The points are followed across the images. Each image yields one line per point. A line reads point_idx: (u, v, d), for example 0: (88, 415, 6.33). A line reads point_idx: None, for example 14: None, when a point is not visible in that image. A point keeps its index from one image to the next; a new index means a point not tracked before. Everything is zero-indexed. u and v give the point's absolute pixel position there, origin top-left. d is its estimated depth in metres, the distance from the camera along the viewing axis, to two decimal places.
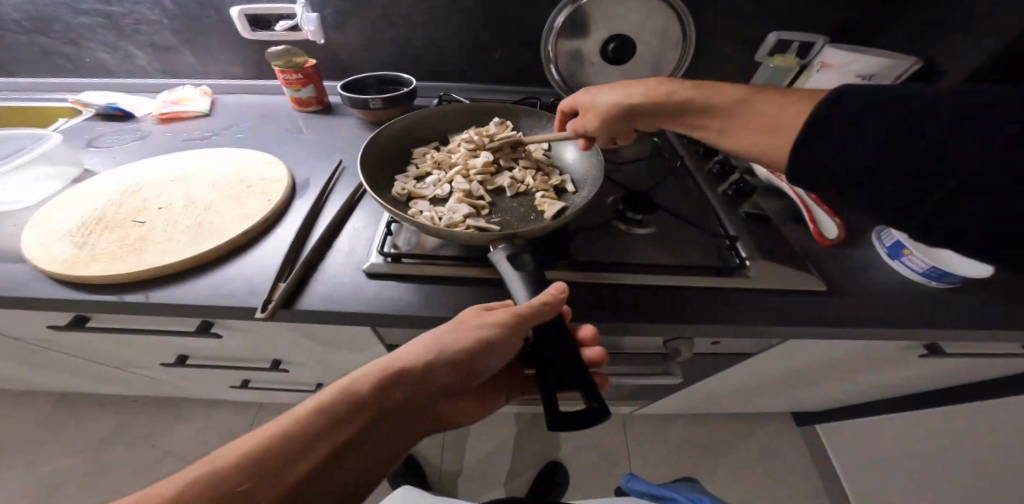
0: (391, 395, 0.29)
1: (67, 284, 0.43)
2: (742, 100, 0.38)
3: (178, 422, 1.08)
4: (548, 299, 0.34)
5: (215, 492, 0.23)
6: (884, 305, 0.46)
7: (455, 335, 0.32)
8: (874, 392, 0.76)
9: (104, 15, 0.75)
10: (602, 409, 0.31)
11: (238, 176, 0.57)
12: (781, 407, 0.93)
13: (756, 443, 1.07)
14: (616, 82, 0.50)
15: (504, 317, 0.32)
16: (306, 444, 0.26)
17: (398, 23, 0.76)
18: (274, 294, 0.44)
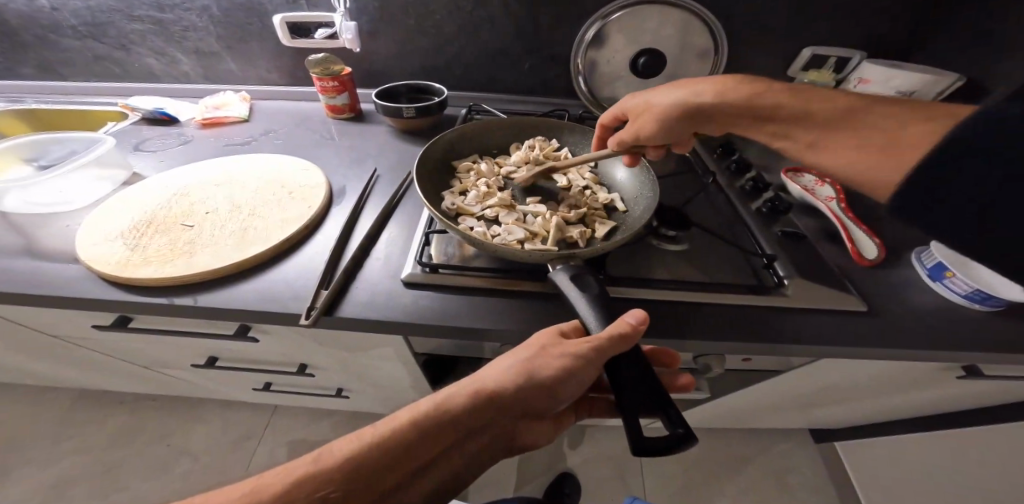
0: (471, 416, 0.33)
1: (119, 285, 0.45)
2: (843, 109, 0.35)
3: (193, 421, 1.08)
4: (625, 330, 0.34)
5: (341, 477, 0.30)
6: (925, 328, 0.46)
7: (531, 364, 0.34)
8: (895, 412, 0.76)
9: (154, 21, 0.77)
10: (690, 439, 0.30)
11: (278, 182, 0.59)
12: (797, 424, 0.93)
13: (770, 460, 1.06)
14: (676, 84, 0.50)
15: (577, 351, 0.33)
16: (402, 453, 0.31)
17: (434, 35, 0.78)
18: (317, 301, 0.44)
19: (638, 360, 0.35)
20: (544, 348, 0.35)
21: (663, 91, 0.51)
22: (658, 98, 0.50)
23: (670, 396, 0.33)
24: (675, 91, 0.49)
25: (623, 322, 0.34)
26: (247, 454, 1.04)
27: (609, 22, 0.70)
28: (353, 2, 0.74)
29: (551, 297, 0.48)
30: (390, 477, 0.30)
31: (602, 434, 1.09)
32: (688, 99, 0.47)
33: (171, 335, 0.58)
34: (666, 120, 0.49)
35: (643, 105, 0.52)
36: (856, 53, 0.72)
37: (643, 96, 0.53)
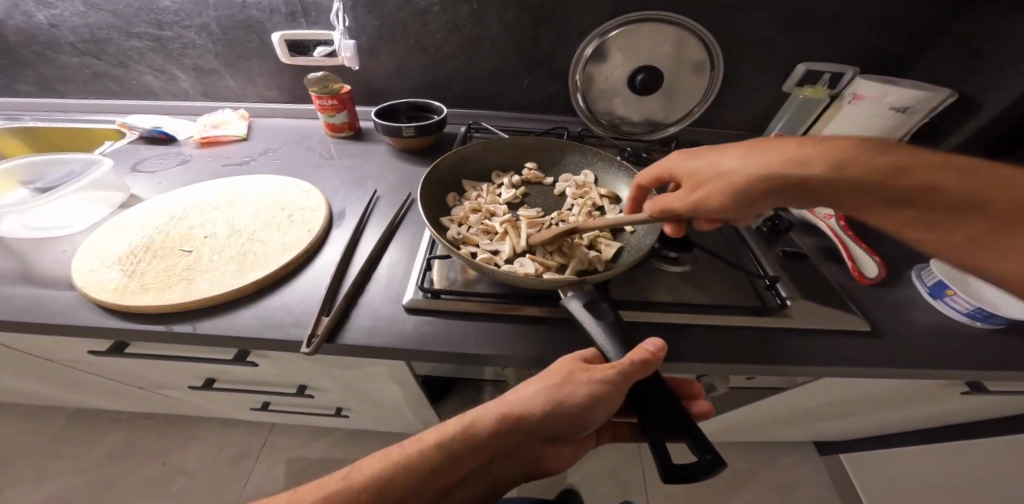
0: (497, 439, 0.32)
1: (116, 313, 0.45)
2: (996, 188, 0.31)
3: (191, 438, 1.06)
4: (648, 356, 0.33)
5: (370, 499, 0.30)
6: (926, 348, 0.46)
7: (556, 387, 0.34)
8: (901, 425, 0.76)
9: (153, 38, 0.76)
10: (719, 463, 0.30)
11: (278, 204, 0.58)
12: (803, 437, 0.93)
13: (775, 474, 1.05)
14: (744, 144, 0.41)
15: (601, 378, 0.33)
16: (427, 473, 0.31)
17: (434, 52, 0.78)
18: (318, 329, 0.43)
19: (661, 386, 0.35)
20: (567, 372, 0.34)
21: (729, 160, 0.41)
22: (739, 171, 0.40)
23: (692, 420, 0.33)
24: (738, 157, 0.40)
25: (645, 347, 0.34)
26: (247, 472, 1.02)
27: (608, 39, 0.70)
28: (353, 20, 0.74)
29: (555, 322, 0.47)
30: (415, 497, 0.30)
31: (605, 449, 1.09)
32: (788, 169, 0.37)
33: (167, 360, 0.57)
34: (758, 193, 0.39)
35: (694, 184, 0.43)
36: (850, 69, 0.74)
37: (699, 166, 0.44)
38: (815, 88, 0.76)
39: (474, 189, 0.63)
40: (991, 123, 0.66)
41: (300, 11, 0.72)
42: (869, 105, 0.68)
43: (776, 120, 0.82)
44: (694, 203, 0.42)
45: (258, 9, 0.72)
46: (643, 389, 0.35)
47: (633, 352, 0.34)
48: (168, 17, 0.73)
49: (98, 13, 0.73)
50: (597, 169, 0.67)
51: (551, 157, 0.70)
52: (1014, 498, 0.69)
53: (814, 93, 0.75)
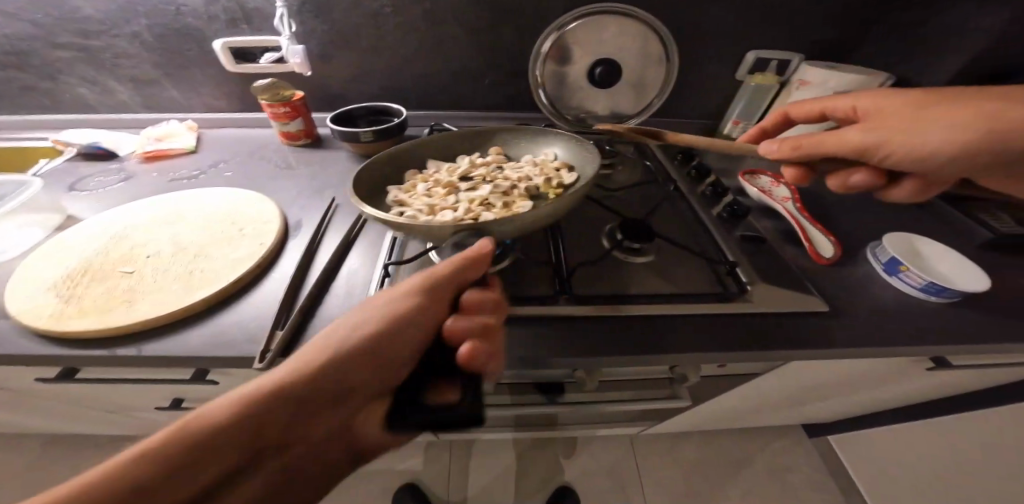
0: (359, 368, 0.31)
1: (51, 340, 0.42)
2: None
3: None
4: (478, 255, 0.38)
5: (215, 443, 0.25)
6: (882, 323, 0.47)
7: (345, 321, 0.34)
8: (881, 403, 0.78)
9: (82, 49, 0.72)
10: (477, 419, 0.29)
11: (229, 218, 0.56)
12: (791, 421, 0.95)
13: (767, 460, 1.08)
14: (908, 91, 0.43)
15: (410, 290, 0.35)
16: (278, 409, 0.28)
17: (388, 55, 0.76)
18: (272, 343, 0.41)
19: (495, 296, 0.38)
20: (376, 302, 0.35)
21: (910, 135, 0.41)
22: (942, 151, 0.40)
23: (478, 373, 0.32)
24: (939, 137, 0.40)
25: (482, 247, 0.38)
26: None
27: (565, 33, 0.70)
28: (300, 26, 0.72)
29: (519, 322, 0.46)
30: (270, 441, 0.27)
31: (599, 446, 1.09)
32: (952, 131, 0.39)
33: (124, 382, 0.52)
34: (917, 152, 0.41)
35: (842, 140, 0.43)
36: (794, 56, 0.76)
37: (858, 133, 0.42)
38: (764, 76, 0.77)
39: (431, 165, 0.64)
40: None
41: (241, 17, 0.70)
42: (815, 90, 0.70)
43: (731, 109, 0.82)
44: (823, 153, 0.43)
45: (194, 16, 0.69)
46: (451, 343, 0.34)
47: (467, 254, 0.38)
48: (94, 25, 0.70)
49: (18, 23, 0.69)
50: (562, 143, 0.65)
51: (516, 137, 0.69)
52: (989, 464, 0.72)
53: (763, 82, 0.76)
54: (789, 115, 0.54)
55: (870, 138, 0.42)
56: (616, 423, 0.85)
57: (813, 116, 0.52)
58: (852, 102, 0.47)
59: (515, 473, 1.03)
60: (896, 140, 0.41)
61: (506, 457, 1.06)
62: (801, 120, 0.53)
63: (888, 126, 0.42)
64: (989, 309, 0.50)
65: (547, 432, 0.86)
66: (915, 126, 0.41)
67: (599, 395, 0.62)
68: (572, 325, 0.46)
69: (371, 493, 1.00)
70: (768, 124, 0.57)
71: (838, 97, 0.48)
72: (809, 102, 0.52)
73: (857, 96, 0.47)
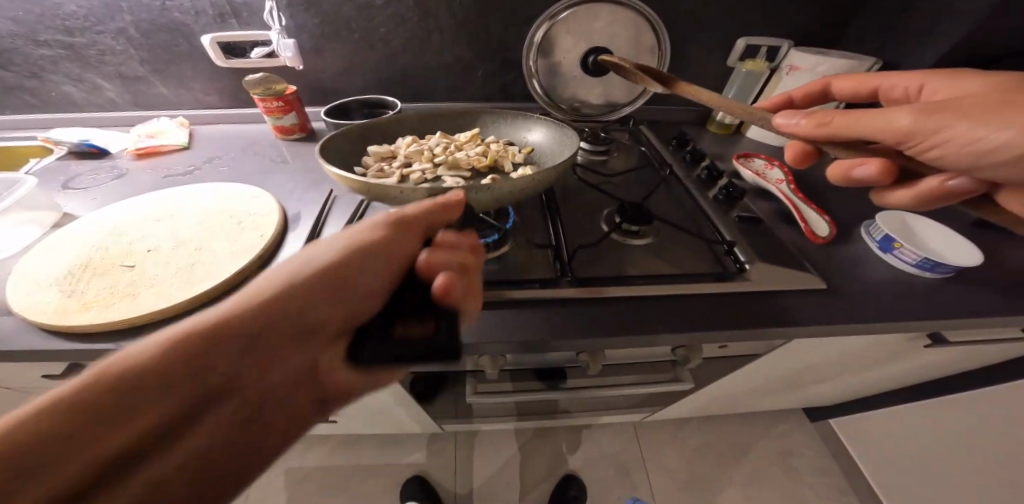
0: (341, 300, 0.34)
1: (57, 334, 0.42)
2: None
3: None
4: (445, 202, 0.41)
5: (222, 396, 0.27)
6: (878, 299, 0.48)
7: (302, 269, 0.34)
8: (878, 383, 0.80)
9: (66, 46, 0.71)
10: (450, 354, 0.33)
11: (228, 211, 0.56)
12: (791, 404, 0.96)
13: (769, 444, 1.09)
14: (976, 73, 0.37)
15: (365, 245, 0.36)
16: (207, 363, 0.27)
17: (380, 47, 0.76)
18: None
19: (463, 236, 0.40)
20: (349, 242, 0.36)
21: (969, 126, 0.30)
22: (997, 153, 0.30)
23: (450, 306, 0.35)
24: (1011, 133, 0.29)
25: (448, 196, 0.41)
26: None
27: (558, 22, 0.70)
28: (290, 19, 0.71)
29: (522, 306, 0.47)
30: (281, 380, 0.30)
31: (602, 433, 1.10)
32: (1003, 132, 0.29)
33: None
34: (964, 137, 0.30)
35: (885, 122, 0.32)
36: (785, 42, 0.76)
37: (908, 114, 0.32)
38: (755, 62, 0.77)
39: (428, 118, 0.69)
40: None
41: (229, 12, 0.69)
42: (805, 75, 0.71)
43: (724, 94, 0.83)
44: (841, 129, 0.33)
45: (181, 11, 0.68)
46: (430, 278, 0.37)
47: (433, 200, 0.41)
48: (77, 22, 0.68)
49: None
50: (544, 129, 0.66)
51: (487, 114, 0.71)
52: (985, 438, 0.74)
53: (756, 67, 0.77)
54: (833, 86, 0.48)
55: (922, 123, 0.31)
56: (619, 410, 0.86)
57: (862, 93, 0.46)
58: (920, 83, 0.40)
59: (521, 462, 1.04)
60: (949, 127, 0.31)
61: (509, 447, 1.07)
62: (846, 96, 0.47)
63: (948, 109, 0.31)
64: (983, 284, 0.50)
65: (552, 420, 0.87)
66: (971, 118, 0.30)
67: (601, 379, 0.63)
68: (574, 307, 0.47)
69: (378, 488, 1.01)
70: (800, 94, 0.51)
71: (897, 74, 0.42)
72: (861, 75, 0.45)
73: (928, 75, 0.40)
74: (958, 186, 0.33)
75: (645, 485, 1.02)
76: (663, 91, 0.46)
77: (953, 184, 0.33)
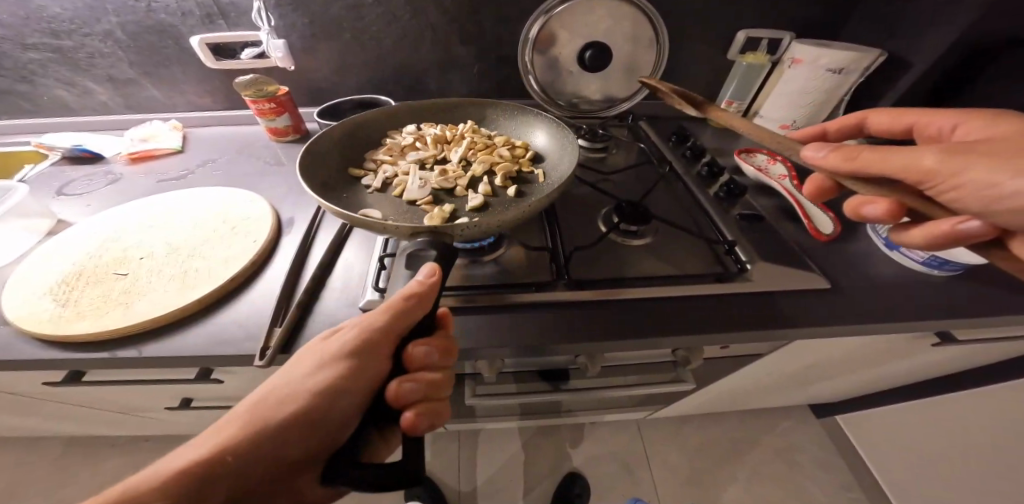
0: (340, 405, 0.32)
1: (52, 344, 0.41)
2: None
3: None
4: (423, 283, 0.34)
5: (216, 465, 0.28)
6: (886, 300, 0.47)
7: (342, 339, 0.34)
8: (885, 380, 0.78)
9: (53, 49, 0.71)
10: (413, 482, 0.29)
11: (222, 216, 0.55)
12: (795, 401, 0.95)
13: (774, 441, 1.08)
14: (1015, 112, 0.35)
15: (351, 349, 0.32)
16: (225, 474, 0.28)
17: (371, 45, 0.75)
18: (270, 340, 0.40)
19: (433, 340, 0.34)
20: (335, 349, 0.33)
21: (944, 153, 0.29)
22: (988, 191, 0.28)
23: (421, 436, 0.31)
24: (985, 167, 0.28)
25: (420, 282, 0.34)
26: None
27: (553, 17, 0.68)
28: (280, 19, 0.71)
29: (517, 309, 0.46)
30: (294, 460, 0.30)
31: (607, 430, 1.09)
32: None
33: (129, 385, 0.52)
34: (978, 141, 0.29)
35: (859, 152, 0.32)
36: (786, 35, 0.74)
37: (917, 153, 0.30)
38: (755, 55, 0.75)
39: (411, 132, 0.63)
40: (922, 78, 0.68)
41: (217, 12, 0.68)
42: (808, 68, 0.68)
43: (723, 90, 0.81)
44: (867, 170, 0.31)
45: (168, 12, 0.68)
46: (395, 408, 0.32)
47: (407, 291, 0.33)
48: (63, 25, 0.68)
49: None
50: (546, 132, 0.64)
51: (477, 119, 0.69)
52: (996, 436, 0.72)
53: (756, 60, 0.74)
54: (867, 122, 0.46)
55: (927, 154, 0.30)
56: (620, 409, 0.86)
57: (897, 132, 0.44)
58: (957, 123, 0.38)
59: (524, 460, 1.04)
60: (981, 177, 0.29)
61: (514, 445, 1.07)
62: (881, 130, 0.45)
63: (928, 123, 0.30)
64: (994, 283, 0.49)
65: (553, 420, 0.86)
66: None
67: (603, 380, 0.62)
68: (572, 310, 0.46)
69: None
70: (833, 126, 0.49)
71: (937, 111, 0.40)
72: (898, 111, 0.43)
73: (967, 115, 0.38)
74: (971, 232, 0.29)
75: (648, 483, 1.01)
76: (695, 113, 0.43)
77: (966, 229, 0.30)
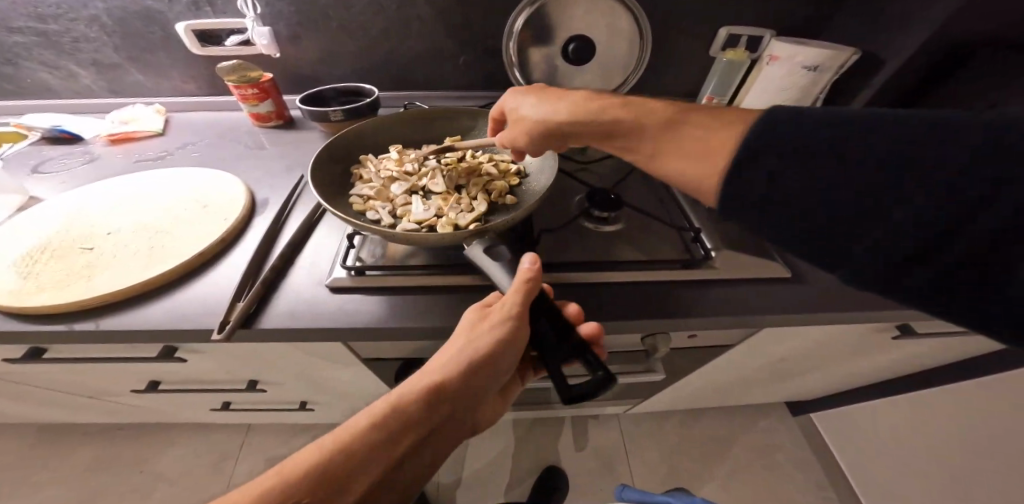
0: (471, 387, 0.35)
1: (12, 316, 0.41)
2: None
3: (151, 448, 1.00)
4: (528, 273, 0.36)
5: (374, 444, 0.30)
6: (846, 290, 0.48)
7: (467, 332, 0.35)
8: (858, 377, 0.79)
9: (38, 32, 0.71)
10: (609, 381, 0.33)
11: (194, 195, 0.55)
12: (773, 398, 0.95)
13: (753, 440, 1.09)
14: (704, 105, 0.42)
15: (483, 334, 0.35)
16: (406, 427, 0.31)
17: (357, 35, 0.75)
18: (232, 313, 0.40)
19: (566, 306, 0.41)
20: (485, 328, 0.35)
21: None
22: None
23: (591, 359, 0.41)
24: None
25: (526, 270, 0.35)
26: (221, 478, 0.97)
27: (536, 9, 0.69)
28: (266, 7, 0.71)
29: (484, 291, 0.46)
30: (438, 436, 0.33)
31: (589, 425, 1.10)
32: None
33: (95, 363, 0.51)
34: None
35: None
36: (766, 32, 0.74)
37: None
38: (736, 51, 0.75)
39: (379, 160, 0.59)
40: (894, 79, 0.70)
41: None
42: (784, 65, 0.69)
43: (705, 86, 0.82)
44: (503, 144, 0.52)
45: None
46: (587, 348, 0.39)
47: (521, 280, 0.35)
48: (48, 9, 0.68)
49: None
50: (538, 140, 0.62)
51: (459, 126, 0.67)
52: None
53: (736, 57, 0.74)
54: None
55: None
56: (598, 401, 0.86)
57: None
58: None
59: (505, 453, 1.04)
60: None
61: (495, 439, 1.07)
62: None
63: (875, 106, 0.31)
64: None
65: (531, 411, 0.87)
66: None
67: (575, 368, 0.62)
68: None
69: None
70: None
71: None
72: None
73: None
74: None
75: (628, 478, 1.02)
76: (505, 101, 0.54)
77: None
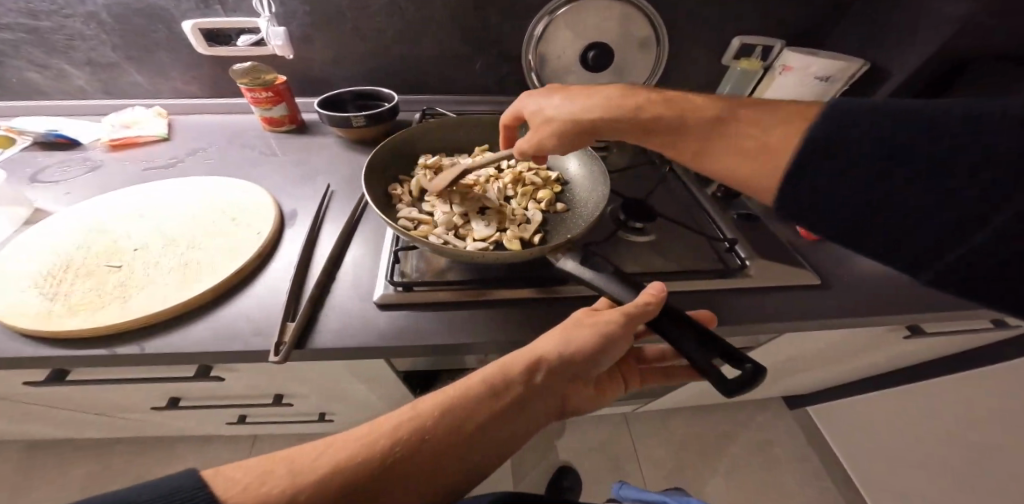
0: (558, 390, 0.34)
1: (41, 341, 0.39)
2: None
3: (150, 464, 0.96)
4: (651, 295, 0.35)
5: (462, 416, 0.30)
6: (870, 296, 0.51)
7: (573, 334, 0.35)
8: (857, 371, 0.84)
9: (27, 29, 0.66)
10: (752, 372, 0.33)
11: (220, 207, 0.53)
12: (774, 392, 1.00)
13: (752, 431, 1.14)
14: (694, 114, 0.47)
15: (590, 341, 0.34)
16: (498, 395, 0.31)
17: (373, 37, 0.73)
18: (285, 334, 0.39)
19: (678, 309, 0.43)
20: (592, 325, 0.34)
21: None
22: None
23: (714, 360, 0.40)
24: None
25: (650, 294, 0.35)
26: None
27: (558, 17, 0.69)
28: (279, 6, 0.68)
29: (532, 304, 0.46)
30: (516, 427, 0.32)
31: (598, 423, 1.12)
32: None
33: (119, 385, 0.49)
34: None
35: None
36: (777, 42, 0.77)
37: None
38: (749, 61, 0.78)
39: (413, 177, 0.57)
40: None
41: None
42: (796, 76, 0.72)
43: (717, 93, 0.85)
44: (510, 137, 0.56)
45: None
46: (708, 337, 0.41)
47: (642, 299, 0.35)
48: (40, 4, 0.63)
49: None
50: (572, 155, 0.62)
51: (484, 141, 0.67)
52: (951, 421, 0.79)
53: (749, 66, 0.78)
54: None
55: None
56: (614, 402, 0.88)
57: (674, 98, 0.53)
58: None
59: (518, 454, 1.05)
60: None
61: None
62: None
63: None
64: None
65: None
66: None
67: None
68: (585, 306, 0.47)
69: None
70: None
71: None
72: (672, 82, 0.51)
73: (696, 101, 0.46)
74: None
75: (637, 473, 1.05)
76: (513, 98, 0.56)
77: None
